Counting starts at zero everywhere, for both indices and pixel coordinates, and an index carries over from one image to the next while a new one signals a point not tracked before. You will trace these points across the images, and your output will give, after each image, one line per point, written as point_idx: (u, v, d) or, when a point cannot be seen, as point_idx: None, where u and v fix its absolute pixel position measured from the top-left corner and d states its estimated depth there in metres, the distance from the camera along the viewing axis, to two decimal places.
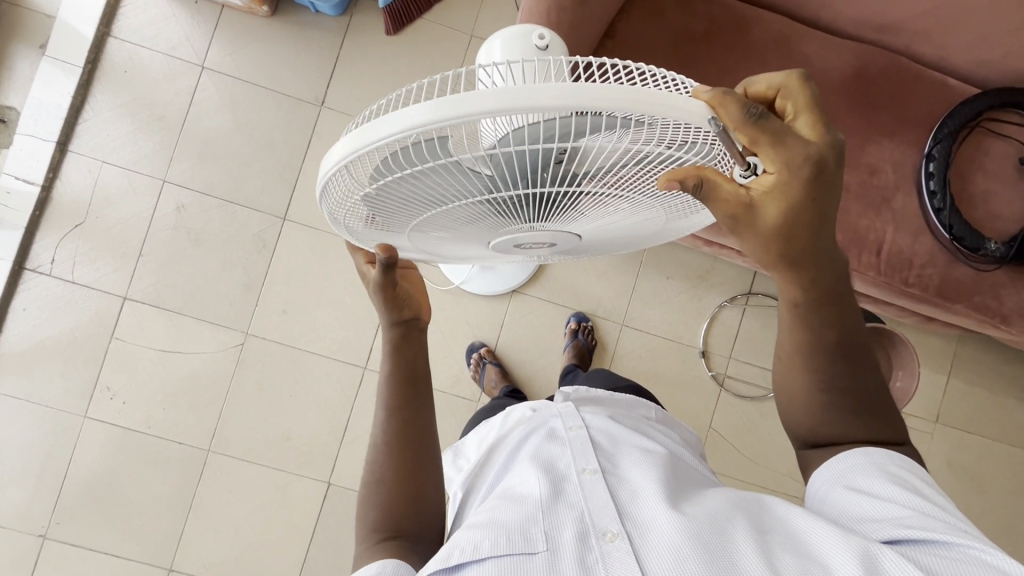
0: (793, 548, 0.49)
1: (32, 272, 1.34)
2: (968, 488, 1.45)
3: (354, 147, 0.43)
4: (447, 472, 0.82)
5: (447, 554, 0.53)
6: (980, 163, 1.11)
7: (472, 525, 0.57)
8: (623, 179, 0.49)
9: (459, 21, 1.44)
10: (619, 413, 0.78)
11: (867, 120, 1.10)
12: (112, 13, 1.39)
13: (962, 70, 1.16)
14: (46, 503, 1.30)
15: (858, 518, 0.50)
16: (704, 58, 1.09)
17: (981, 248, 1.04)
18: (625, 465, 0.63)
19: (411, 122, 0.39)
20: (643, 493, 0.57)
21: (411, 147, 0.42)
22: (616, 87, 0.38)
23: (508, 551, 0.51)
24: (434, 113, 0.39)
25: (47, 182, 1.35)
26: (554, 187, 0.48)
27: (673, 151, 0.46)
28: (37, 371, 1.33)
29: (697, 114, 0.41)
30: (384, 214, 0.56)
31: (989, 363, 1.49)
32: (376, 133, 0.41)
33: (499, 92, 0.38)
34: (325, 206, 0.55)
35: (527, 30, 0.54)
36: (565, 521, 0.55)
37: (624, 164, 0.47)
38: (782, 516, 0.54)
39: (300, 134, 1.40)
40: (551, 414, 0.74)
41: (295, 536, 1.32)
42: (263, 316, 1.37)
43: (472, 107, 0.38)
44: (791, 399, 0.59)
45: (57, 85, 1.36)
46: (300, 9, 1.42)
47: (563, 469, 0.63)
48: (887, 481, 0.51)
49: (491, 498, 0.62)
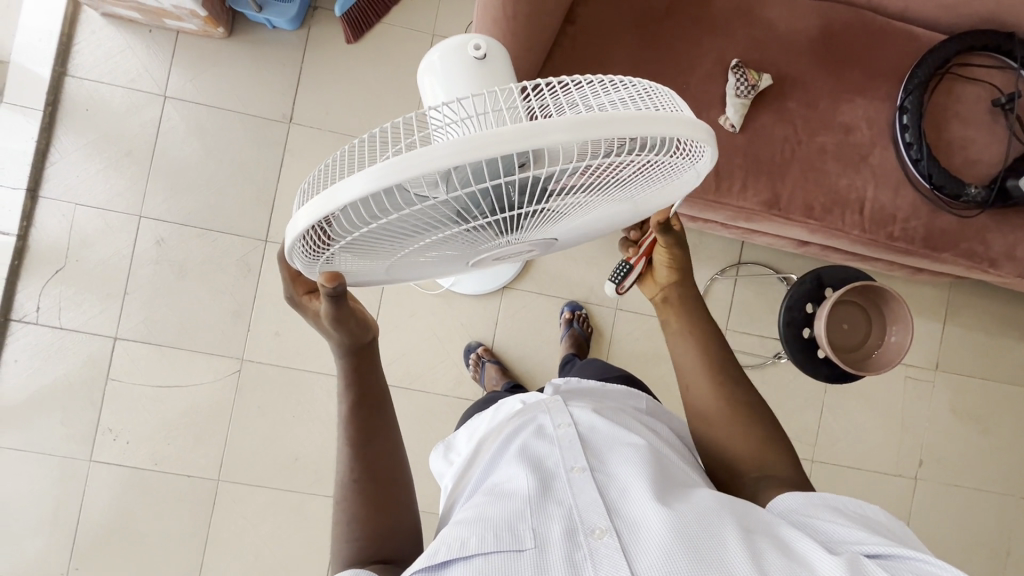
0: (780, 549, 0.50)
1: (19, 322, 1.33)
2: (973, 432, 1.47)
3: (319, 210, 0.41)
4: (439, 467, 0.78)
5: (433, 552, 0.53)
6: (953, 109, 1.11)
7: (459, 521, 0.56)
8: (583, 187, 0.48)
9: (420, 20, 1.42)
10: (607, 406, 0.75)
11: (837, 79, 1.10)
12: (66, 51, 1.36)
13: (927, 19, 1.16)
14: (62, 550, 1.30)
15: (830, 540, 0.52)
16: (669, 33, 1.08)
17: (962, 194, 1.04)
18: (612, 459, 0.61)
19: (368, 184, 0.38)
20: (631, 489, 0.56)
21: (377, 199, 0.41)
22: (561, 118, 0.37)
23: (497, 548, 0.51)
24: (392, 174, 0.37)
25: (22, 231, 1.34)
26: (526, 207, 0.47)
27: (634, 156, 0.44)
28: (35, 420, 1.32)
29: (642, 117, 0.40)
30: (360, 255, 0.53)
31: (983, 306, 1.49)
32: (338, 198, 0.40)
33: (449, 143, 0.36)
34: (300, 262, 0.51)
35: (464, 40, 0.53)
36: (553, 518, 0.54)
37: (590, 176, 0.46)
38: (767, 519, 0.55)
39: (272, 153, 1.38)
40: (540, 408, 0.71)
41: (315, 554, 1.33)
42: (255, 340, 1.36)
43: (427, 163, 0.37)
44: (733, 389, 0.71)
45: (19, 130, 1.34)
46: (257, 27, 1.39)
47: (552, 467, 0.61)
48: (850, 515, 0.55)
49: (479, 495, 0.61)
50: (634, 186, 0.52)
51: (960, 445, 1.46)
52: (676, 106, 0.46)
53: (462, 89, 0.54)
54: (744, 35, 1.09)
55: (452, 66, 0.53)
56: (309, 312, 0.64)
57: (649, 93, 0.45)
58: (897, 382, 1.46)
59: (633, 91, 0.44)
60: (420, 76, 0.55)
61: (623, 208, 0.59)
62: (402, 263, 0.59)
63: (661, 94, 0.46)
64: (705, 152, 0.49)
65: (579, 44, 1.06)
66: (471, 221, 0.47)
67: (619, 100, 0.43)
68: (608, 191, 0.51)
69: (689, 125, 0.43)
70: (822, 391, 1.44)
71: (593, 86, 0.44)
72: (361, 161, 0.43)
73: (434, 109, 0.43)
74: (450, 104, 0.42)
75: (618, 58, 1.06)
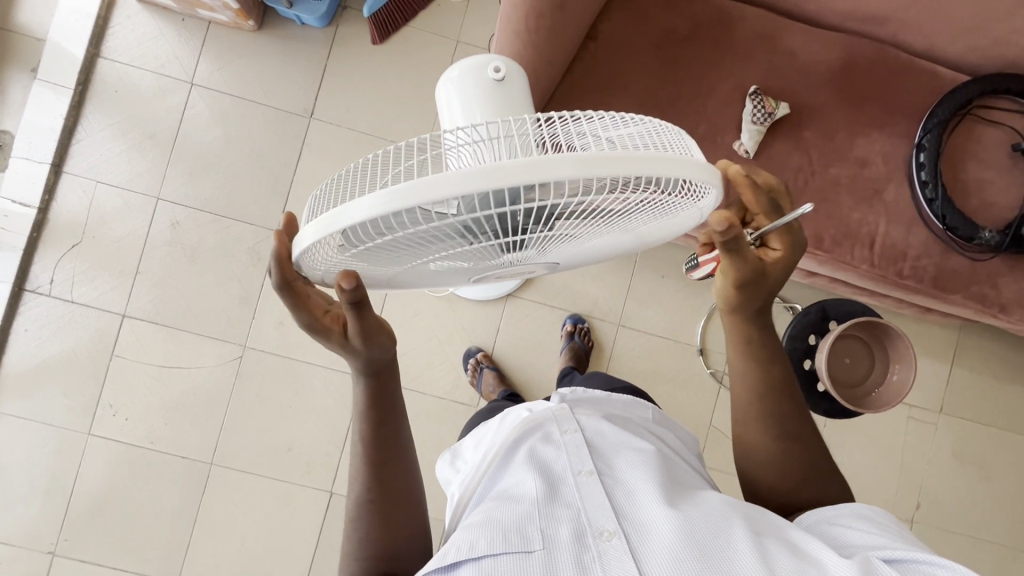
0: (789, 546, 0.51)
1: (32, 292, 1.36)
2: (975, 478, 1.44)
3: (329, 226, 0.42)
4: (445, 475, 0.76)
5: (444, 554, 0.53)
6: (972, 151, 1.10)
7: (469, 525, 0.56)
8: (589, 216, 0.48)
9: (446, 26, 1.44)
10: (615, 414, 0.74)
11: (856, 112, 1.10)
12: (100, 33, 1.40)
13: (951, 59, 1.15)
14: (54, 519, 1.31)
15: (846, 546, 0.52)
16: (690, 57, 1.08)
17: (976, 237, 1.03)
18: (620, 463, 0.61)
19: (378, 206, 0.39)
20: (639, 493, 0.56)
21: (385, 219, 0.42)
22: (570, 153, 0.38)
23: (506, 549, 0.51)
24: (404, 199, 0.38)
25: (43, 204, 1.37)
26: (532, 232, 0.48)
27: (640, 192, 0.45)
28: (39, 390, 1.34)
29: (650, 161, 0.40)
30: (365, 263, 0.54)
31: (992, 351, 1.47)
32: (347, 219, 0.41)
33: (461, 172, 0.37)
34: (305, 265, 0.52)
35: (484, 61, 0.54)
36: (561, 521, 0.54)
37: (598, 208, 0.47)
38: (778, 525, 0.54)
39: (290, 145, 1.40)
40: (545, 414, 0.71)
41: (300, 544, 1.33)
42: (259, 328, 1.38)
43: (437, 192, 0.37)
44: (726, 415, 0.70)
45: (50, 107, 1.37)
46: (286, 22, 1.42)
47: (560, 471, 0.61)
48: (875, 526, 0.54)
49: (488, 500, 0.61)
50: (644, 217, 0.53)
51: (960, 491, 1.44)
52: (686, 147, 0.47)
53: (478, 112, 0.54)
54: (764, 64, 1.09)
55: (473, 88, 0.54)
56: (332, 338, 0.57)
57: (659, 131, 0.46)
58: (899, 422, 1.44)
59: (644, 129, 0.45)
60: (436, 88, 0.55)
61: (641, 232, 0.59)
62: (408, 273, 0.60)
63: (672, 133, 0.47)
64: (712, 191, 0.50)
65: (598, 62, 1.07)
66: (477, 241, 0.48)
67: (626, 138, 0.44)
68: (615, 221, 0.52)
69: (697, 167, 0.44)
70: (822, 424, 1.42)
71: (604, 121, 0.44)
72: (376, 175, 0.44)
73: (450, 134, 0.43)
74: (464, 129, 0.43)
75: (637, 77, 1.07)
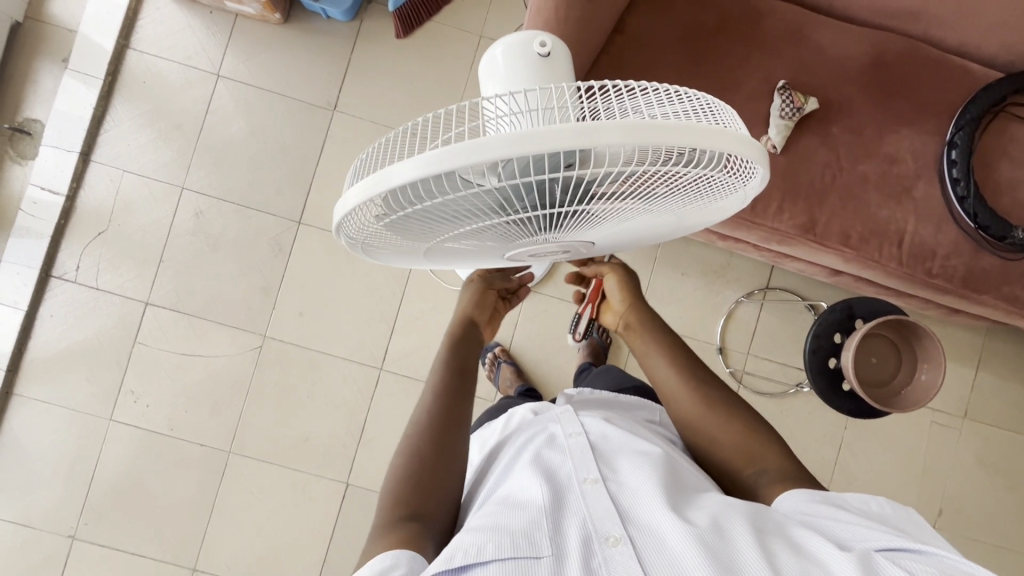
0: (796, 547, 0.50)
1: (57, 279, 1.38)
2: (1000, 487, 1.41)
3: (370, 190, 0.42)
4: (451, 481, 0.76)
5: (448, 555, 0.51)
6: (1004, 149, 1.08)
7: (473, 527, 0.55)
8: (629, 192, 0.48)
9: (469, 21, 1.45)
10: (620, 417, 0.74)
11: (886, 108, 1.08)
12: (130, 25, 1.43)
13: (983, 56, 1.14)
14: (74, 504, 1.33)
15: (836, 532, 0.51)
16: (717, 50, 1.07)
17: (1009, 236, 1.00)
18: (624, 467, 0.61)
19: (418, 170, 0.39)
20: (645, 496, 0.56)
21: (421, 185, 0.42)
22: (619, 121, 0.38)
23: (513, 553, 0.50)
24: (444, 161, 0.38)
25: (70, 192, 1.39)
26: (569, 207, 0.47)
27: (684, 168, 0.44)
28: (63, 375, 1.36)
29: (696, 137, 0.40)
30: (399, 236, 0.53)
31: (1019, 355, 1.44)
32: (389, 182, 0.40)
33: (509, 134, 0.37)
34: (341, 236, 0.52)
35: (529, 36, 0.52)
36: (568, 528, 0.54)
37: (640, 178, 0.46)
38: (780, 522, 0.53)
39: (314, 137, 1.41)
40: (552, 420, 0.71)
41: (316, 535, 1.33)
42: (280, 318, 1.39)
43: (481, 155, 0.37)
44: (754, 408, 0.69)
45: (80, 97, 1.40)
46: (311, 16, 1.44)
47: (564, 479, 0.60)
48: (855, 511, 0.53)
49: (493, 503, 0.60)
50: (680, 199, 0.52)
51: (984, 499, 1.41)
52: (732, 124, 0.46)
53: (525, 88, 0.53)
54: (792, 58, 1.08)
55: (517, 63, 0.52)
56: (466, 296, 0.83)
57: (710, 108, 0.45)
58: (922, 426, 1.41)
59: (694, 105, 0.44)
60: (482, 72, 0.54)
61: (669, 219, 0.59)
62: (438, 250, 0.59)
63: (720, 110, 0.46)
64: (756, 173, 0.49)
65: (626, 55, 1.06)
66: (513, 215, 0.48)
67: (675, 113, 0.43)
68: (653, 201, 0.51)
69: (740, 140, 0.43)
70: (842, 426, 1.40)
71: (654, 95, 0.44)
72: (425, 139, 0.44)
73: (492, 99, 0.43)
74: (509, 94, 0.43)
75: (664, 71, 1.06)
